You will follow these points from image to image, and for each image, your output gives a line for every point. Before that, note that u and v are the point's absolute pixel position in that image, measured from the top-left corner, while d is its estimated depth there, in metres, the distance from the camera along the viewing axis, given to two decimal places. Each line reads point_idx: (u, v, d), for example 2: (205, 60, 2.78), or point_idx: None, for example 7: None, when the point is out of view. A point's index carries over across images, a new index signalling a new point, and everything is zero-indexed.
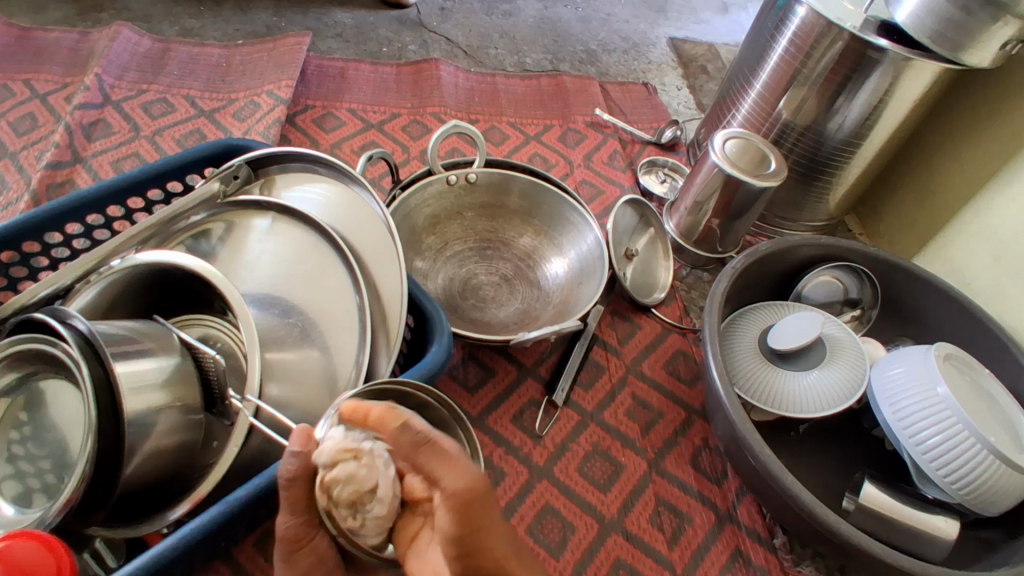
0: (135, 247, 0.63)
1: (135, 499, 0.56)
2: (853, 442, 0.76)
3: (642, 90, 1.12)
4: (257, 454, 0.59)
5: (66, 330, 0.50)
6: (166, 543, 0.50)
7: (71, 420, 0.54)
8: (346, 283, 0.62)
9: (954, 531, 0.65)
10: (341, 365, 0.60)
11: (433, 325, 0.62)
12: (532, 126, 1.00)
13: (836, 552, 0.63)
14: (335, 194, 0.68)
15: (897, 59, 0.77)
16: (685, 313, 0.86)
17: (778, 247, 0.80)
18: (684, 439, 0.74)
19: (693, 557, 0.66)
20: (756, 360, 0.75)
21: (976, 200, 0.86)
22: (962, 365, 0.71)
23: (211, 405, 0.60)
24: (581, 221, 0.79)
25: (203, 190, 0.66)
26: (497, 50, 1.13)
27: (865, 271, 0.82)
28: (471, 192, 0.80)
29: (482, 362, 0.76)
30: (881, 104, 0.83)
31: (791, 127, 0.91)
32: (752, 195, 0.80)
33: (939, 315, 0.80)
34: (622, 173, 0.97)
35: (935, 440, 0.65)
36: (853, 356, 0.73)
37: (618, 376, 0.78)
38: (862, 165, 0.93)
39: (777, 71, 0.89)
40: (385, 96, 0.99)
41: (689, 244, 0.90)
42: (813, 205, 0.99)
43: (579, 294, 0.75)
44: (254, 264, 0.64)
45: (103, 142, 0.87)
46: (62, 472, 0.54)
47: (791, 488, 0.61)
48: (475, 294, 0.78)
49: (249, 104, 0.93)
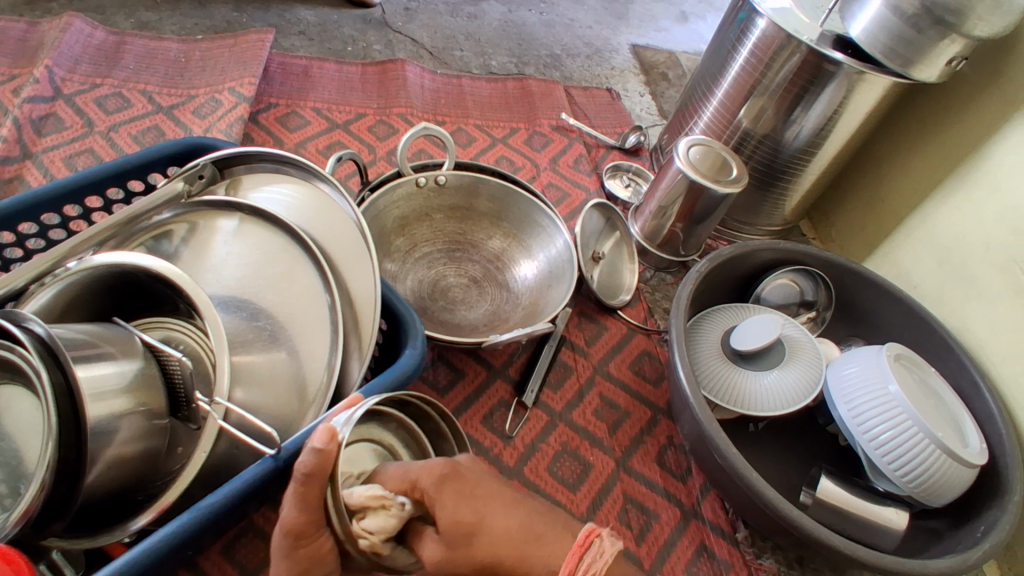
0: (92, 248, 0.61)
1: (96, 508, 0.54)
2: (809, 439, 0.80)
3: (605, 95, 1.14)
4: (225, 460, 0.57)
5: (24, 334, 0.48)
6: (133, 553, 0.49)
7: (27, 429, 0.52)
8: (318, 287, 0.61)
9: (903, 521, 0.68)
10: (314, 369, 0.59)
11: (407, 328, 0.62)
12: (498, 129, 1.01)
13: (795, 545, 0.65)
14: (305, 196, 0.67)
15: (851, 72, 0.81)
16: (650, 314, 0.88)
17: (740, 251, 0.82)
18: (650, 438, 0.76)
19: (660, 553, 0.67)
20: (720, 360, 0.77)
21: (922, 207, 0.90)
22: (910, 364, 0.74)
23: (177, 410, 0.58)
24: (550, 224, 0.80)
25: (167, 190, 0.64)
26: (463, 52, 1.13)
27: (821, 275, 0.85)
28: (440, 194, 0.80)
29: (452, 364, 0.76)
30: (836, 115, 0.87)
31: (750, 135, 0.94)
32: (715, 200, 0.83)
33: (887, 316, 0.84)
34: (587, 176, 0.99)
35: (887, 436, 0.68)
36: (809, 357, 0.76)
37: (585, 376, 0.79)
38: (816, 172, 0.97)
39: (738, 80, 0.92)
40: (350, 96, 0.99)
41: (653, 246, 0.92)
42: (771, 210, 1.02)
43: (549, 297, 0.76)
44: (221, 265, 0.62)
45: (54, 137, 0.84)
46: (16, 481, 0.52)
47: (755, 484, 0.63)
48: (444, 296, 0.78)
49: (210, 101, 0.91)
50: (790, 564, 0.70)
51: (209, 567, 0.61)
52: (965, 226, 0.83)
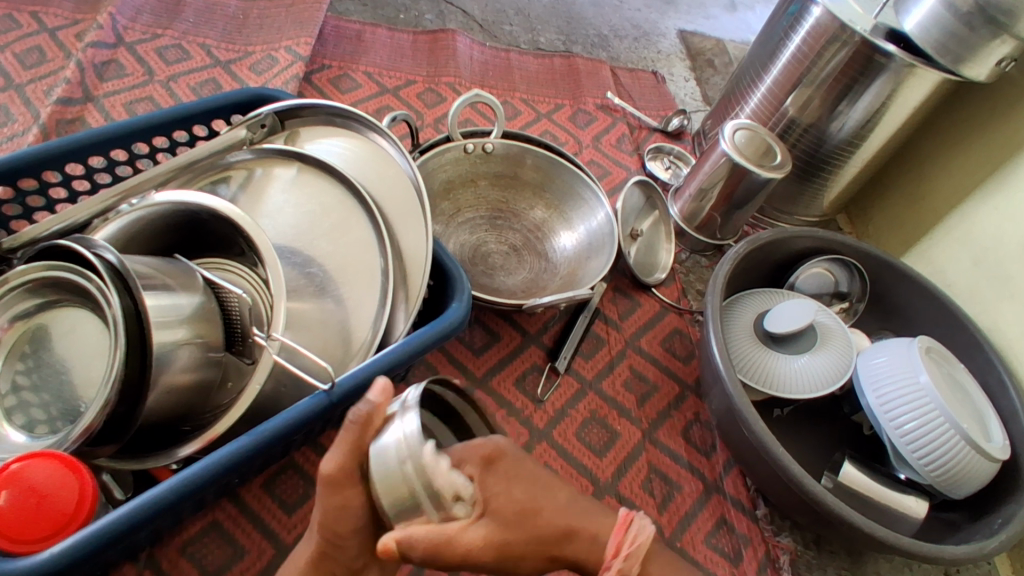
0: (156, 187, 0.63)
1: (146, 436, 0.56)
2: (833, 427, 0.81)
3: (651, 78, 1.15)
4: (269, 398, 0.59)
5: (97, 261, 0.49)
6: (190, 470, 0.49)
7: (91, 351, 0.54)
8: (371, 239, 0.64)
9: (922, 510, 0.70)
10: (361, 315, 0.61)
11: (454, 283, 0.64)
12: (543, 104, 1.03)
13: (814, 524, 0.67)
14: (362, 153, 0.70)
15: (902, 65, 0.81)
16: (683, 295, 0.89)
17: (778, 237, 0.83)
18: (677, 413, 0.78)
19: (681, 522, 0.70)
20: (751, 343, 0.78)
21: (961, 207, 0.91)
22: (941, 358, 0.75)
23: (231, 343, 0.60)
24: (592, 196, 0.81)
25: (230, 137, 0.67)
26: (512, 27, 1.14)
27: (857, 266, 0.86)
28: (486, 161, 0.82)
29: (488, 327, 0.78)
30: (882, 108, 0.87)
31: (795, 124, 0.94)
32: (756, 185, 0.84)
33: (920, 311, 0.84)
34: (629, 156, 1.01)
35: (912, 425, 0.69)
36: (841, 344, 0.77)
37: (617, 349, 0.81)
38: (858, 166, 0.97)
39: (787, 68, 0.92)
40: (401, 62, 1.00)
41: (691, 228, 0.93)
42: (810, 200, 1.03)
43: (587, 267, 0.78)
44: (277, 211, 0.64)
45: (116, 83, 0.86)
46: (72, 400, 0.54)
47: (781, 460, 0.65)
48: (484, 261, 0.80)
49: (267, 58, 0.93)
50: (807, 544, 0.71)
51: (250, 498, 0.64)
52: (1004, 227, 0.83)
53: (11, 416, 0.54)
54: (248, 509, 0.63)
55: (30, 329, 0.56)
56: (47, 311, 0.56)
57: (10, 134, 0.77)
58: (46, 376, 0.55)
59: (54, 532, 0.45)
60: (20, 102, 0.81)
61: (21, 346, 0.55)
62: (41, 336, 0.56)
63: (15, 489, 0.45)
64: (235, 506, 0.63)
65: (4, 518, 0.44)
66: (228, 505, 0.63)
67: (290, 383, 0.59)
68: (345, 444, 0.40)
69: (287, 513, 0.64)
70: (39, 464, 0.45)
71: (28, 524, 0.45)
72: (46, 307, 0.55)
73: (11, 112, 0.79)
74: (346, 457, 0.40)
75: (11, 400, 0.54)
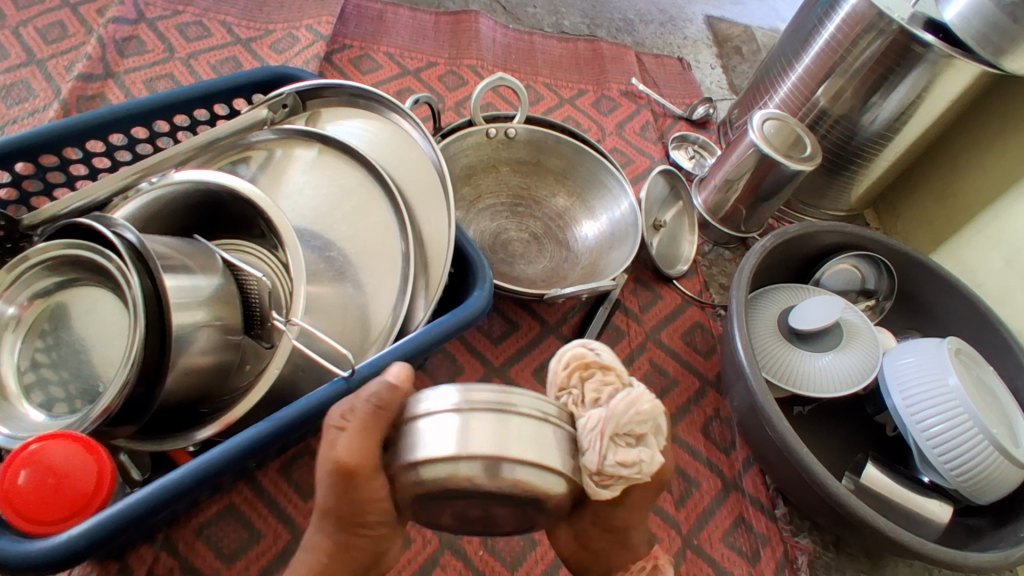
0: (177, 165, 0.63)
1: (164, 417, 0.55)
2: (856, 427, 0.79)
3: (677, 64, 1.12)
4: (287, 383, 0.58)
5: (118, 241, 0.49)
6: (210, 454, 0.49)
7: (110, 331, 0.54)
8: (392, 223, 0.63)
9: (946, 514, 0.69)
10: (381, 302, 0.60)
11: (475, 270, 0.63)
12: (567, 89, 1.01)
13: (835, 525, 0.66)
14: (383, 135, 0.69)
15: (940, 56, 0.78)
16: (705, 288, 0.88)
17: (806, 231, 0.81)
18: (697, 408, 0.77)
19: (698, 520, 0.69)
20: (775, 339, 0.77)
21: (996, 204, 0.88)
22: (969, 360, 0.73)
23: (250, 327, 0.59)
24: (616, 185, 0.79)
25: (252, 116, 0.65)
26: (536, 9, 1.12)
27: (884, 262, 0.84)
28: (509, 147, 0.81)
29: (507, 316, 0.78)
30: (917, 102, 0.84)
31: (826, 115, 0.92)
32: (785, 176, 0.82)
33: (949, 311, 0.83)
34: (653, 145, 1.00)
35: (939, 428, 0.67)
36: (867, 342, 0.76)
37: (637, 341, 0.80)
38: (889, 159, 0.94)
39: (821, 55, 0.89)
40: (422, 43, 0.99)
41: (715, 220, 0.91)
42: (837, 193, 1.01)
43: (610, 258, 0.76)
44: (298, 193, 0.63)
45: (136, 59, 0.86)
46: (88, 381, 0.53)
47: (805, 459, 0.63)
48: (505, 249, 0.79)
49: (288, 37, 0.92)
50: (827, 545, 0.71)
51: (267, 482, 0.63)
52: None
53: (30, 394, 0.53)
54: (266, 493, 0.63)
55: (50, 307, 0.55)
56: (67, 290, 0.55)
57: (30, 110, 0.76)
58: (65, 355, 0.55)
59: (72, 513, 0.45)
60: (41, 78, 0.80)
61: (40, 323, 0.55)
62: (60, 315, 0.55)
63: (34, 469, 0.44)
64: (251, 490, 0.62)
65: (23, 497, 0.44)
66: (245, 488, 0.63)
67: (309, 369, 0.59)
68: (358, 428, 0.40)
69: (303, 498, 0.63)
70: (55, 442, 0.45)
71: (45, 506, 0.45)
72: (66, 285, 0.55)
73: (31, 87, 0.79)
74: (361, 440, 0.40)
75: (29, 377, 0.54)
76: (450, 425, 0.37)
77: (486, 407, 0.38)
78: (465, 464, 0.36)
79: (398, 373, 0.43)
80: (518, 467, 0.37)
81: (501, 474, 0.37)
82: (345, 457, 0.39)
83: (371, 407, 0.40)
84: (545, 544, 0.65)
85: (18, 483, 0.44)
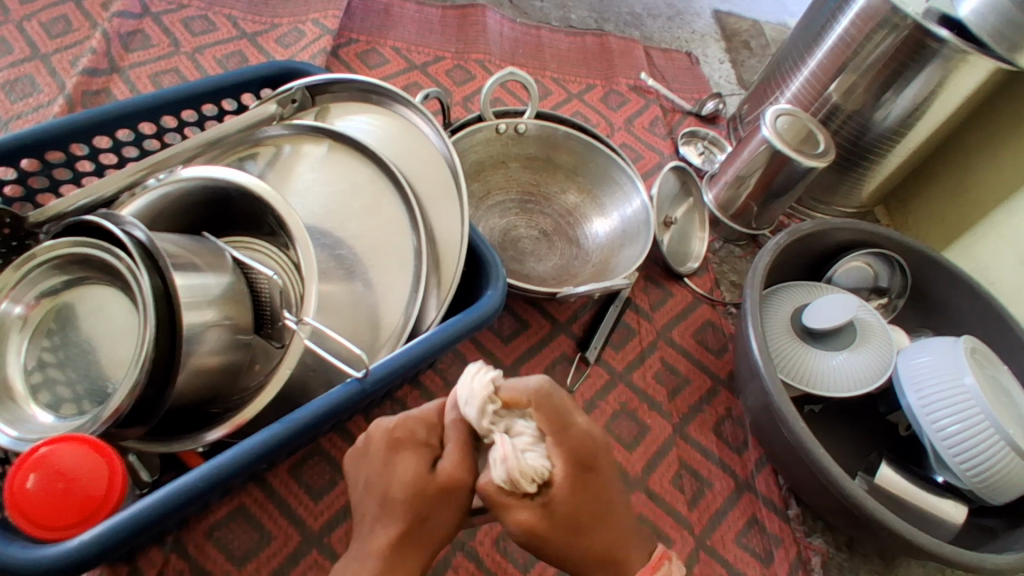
0: (185, 162, 0.62)
1: (173, 418, 0.55)
2: (869, 426, 0.79)
3: (685, 59, 1.11)
4: (298, 383, 0.58)
5: (127, 239, 0.48)
6: (223, 457, 0.48)
7: (119, 330, 0.53)
8: (404, 221, 0.62)
9: (961, 516, 0.67)
10: (393, 301, 0.60)
11: (488, 269, 0.62)
12: (575, 84, 1.00)
13: (849, 526, 0.65)
14: (393, 131, 0.68)
15: (954, 51, 0.77)
16: (716, 285, 0.87)
17: (819, 228, 0.80)
18: (709, 407, 0.76)
19: (711, 521, 0.69)
20: (788, 337, 0.77)
21: (1009, 201, 0.88)
22: (983, 359, 0.72)
23: (260, 326, 0.59)
24: (628, 182, 0.78)
25: (260, 111, 0.64)
26: (544, 3, 1.11)
27: (897, 260, 0.83)
28: (519, 143, 0.80)
29: (517, 314, 0.77)
30: (931, 98, 0.83)
31: (838, 111, 0.91)
32: (797, 173, 0.81)
33: (963, 309, 0.82)
34: (662, 140, 0.99)
35: (954, 428, 0.67)
36: (881, 341, 0.75)
37: (648, 340, 0.79)
38: (902, 156, 0.94)
39: (833, 51, 0.88)
40: (429, 38, 0.98)
41: (726, 217, 0.90)
42: (848, 190, 1.00)
43: (621, 256, 0.75)
44: (307, 190, 0.62)
45: (141, 54, 0.84)
46: (97, 381, 0.52)
47: (820, 460, 0.63)
48: (515, 246, 0.78)
49: (294, 31, 0.91)
50: (840, 546, 0.70)
51: (277, 483, 0.63)
52: None
53: (36, 395, 0.52)
54: (275, 495, 0.62)
55: (58, 306, 0.54)
56: (74, 289, 0.54)
57: (35, 105, 0.75)
58: (72, 354, 0.54)
59: (82, 519, 0.44)
60: (45, 72, 0.79)
61: (47, 323, 0.54)
62: (68, 314, 0.54)
63: (42, 472, 0.44)
64: (261, 491, 0.62)
65: (32, 501, 0.44)
66: (255, 489, 0.62)
67: (320, 369, 0.58)
68: (457, 446, 0.44)
69: (313, 498, 0.63)
70: (64, 446, 0.44)
71: (54, 510, 0.44)
72: (74, 285, 0.54)
73: (35, 82, 0.78)
74: (462, 456, 0.43)
75: (36, 377, 0.53)
76: (485, 462, 0.45)
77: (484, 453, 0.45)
78: (469, 501, 0.44)
79: (489, 387, 0.41)
80: (505, 488, 0.43)
81: (495, 494, 0.44)
82: (450, 475, 0.43)
83: (461, 429, 0.44)
84: None
85: (26, 487, 0.44)
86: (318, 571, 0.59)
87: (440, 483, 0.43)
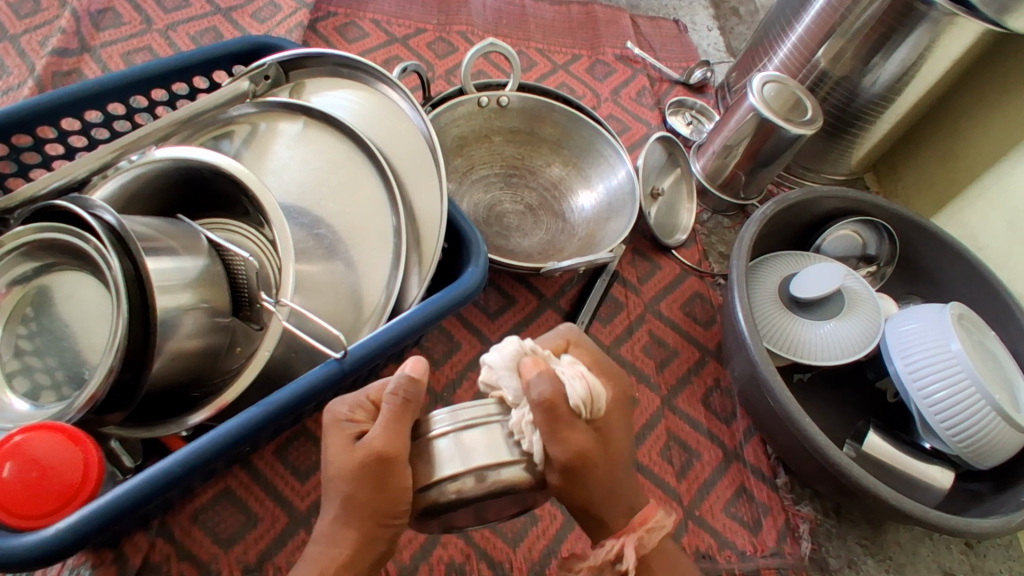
0: (156, 142, 0.60)
1: (153, 402, 0.54)
2: (857, 394, 0.79)
3: (672, 26, 1.09)
4: (279, 364, 0.57)
5: (96, 223, 0.47)
6: (202, 441, 0.47)
7: (94, 315, 0.52)
8: (382, 198, 0.61)
9: (948, 480, 0.68)
10: (373, 279, 0.59)
11: (469, 245, 0.62)
12: (560, 55, 0.98)
13: (836, 494, 0.66)
14: (369, 106, 0.66)
15: (943, 14, 0.75)
16: (704, 257, 0.86)
17: (807, 197, 0.80)
18: (697, 379, 0.76)
19: (699, 491, 0.69)
20: (776, 308, 0.76)
21: (999, 166, 0.87)
22: (972, 325, 0.72)
23: (238, 309, 0.58)
24: (613, 154, 0.77)
25: (232, 89, 0.63)
26: None
27: (886, 227, 0.82)
28: (502, 116, 0.78)
29: (503, 290, 0.76)
30: (920, 62, 0.82)
31: (827, 77, 0.89)
32: (784, 142, 0.79)
33: (950, 275, 0.81)
34: (650, 111, 0.97)
35: (941, 395, 0.67)
36: (869, 309, 0.75)
37: (635, 313, 0.79)
38: (892, 121, 0.92)
39: (820, 15, 0.86)
40: (410, 9, 0.95)
41: (713, 187, 0.89)
42: (838, 157, 0.99)
43: (607, 229, 0.74)
44: (283, 169, 0.61)
45: (113, 32, 0.82)
46: (73, 368, 0.52)
47: (807, 430, 0.63)
48: (499, 221, 0.77)
49: (269, 5, 0.89)
50: (828, 513, 0.70)
51: (263, 465, 0.63)
52: None
53: (13, 382, 0.52)
54: (261, 476, 0.62)
55: (31, 292, 0.53)
56: (48, 275, 0.53)
57: (5, 88, 0.74)
58: (49, 341, 0.53)
59: (61, 505, 0.44)
60: (15, 54, 0.77)
61: (23, 309, 0.53)
62: (43, 300, 0.53)
63: (18, 461, 0.43)
64: (247, 473, 0.62)
65: (8, 491, 0.43)
66: (242, 471, 0.62)
67: (300, 350, 0.57)
68: (387, 417, 0.41)
69: (300, 479, 0.63)
70: (39, 435, 0.44)
71: (32, 499, 0.43)
72: (46, 269, 0.53)
73: (4, 64, 0.76)
74: (390, 429, 0.41)
75: (13, 365, 0.52)
76: (450, 445, 0.40)
77: (470, 423, 0.40)
78: (462, 477, 0.39)
79: (415, 366, 0.43)
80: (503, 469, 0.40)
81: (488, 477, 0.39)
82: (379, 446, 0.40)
83: (400, 400, 0.42)
84: (545, 522, 0.65)
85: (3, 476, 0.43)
86: (306, 551, 0.59)
87: (364, 455, 0.40)
